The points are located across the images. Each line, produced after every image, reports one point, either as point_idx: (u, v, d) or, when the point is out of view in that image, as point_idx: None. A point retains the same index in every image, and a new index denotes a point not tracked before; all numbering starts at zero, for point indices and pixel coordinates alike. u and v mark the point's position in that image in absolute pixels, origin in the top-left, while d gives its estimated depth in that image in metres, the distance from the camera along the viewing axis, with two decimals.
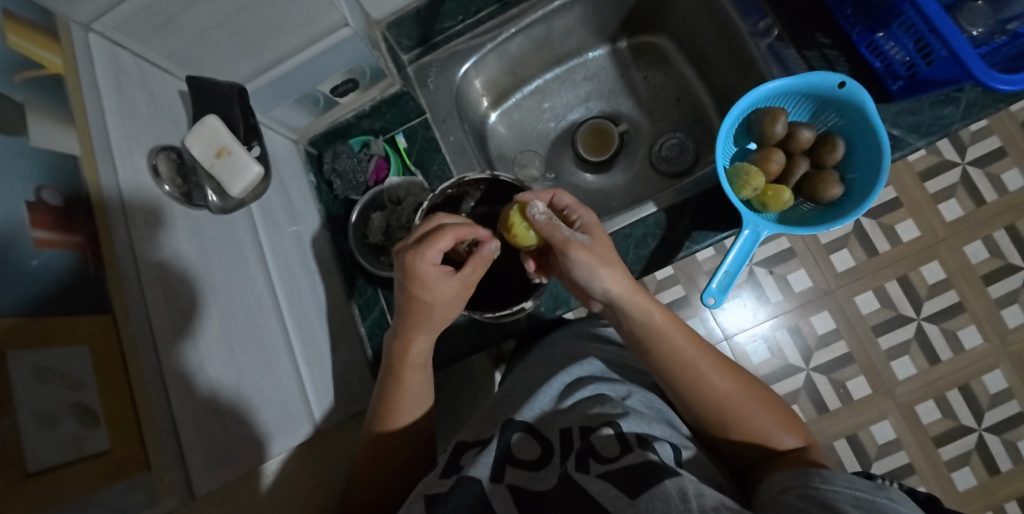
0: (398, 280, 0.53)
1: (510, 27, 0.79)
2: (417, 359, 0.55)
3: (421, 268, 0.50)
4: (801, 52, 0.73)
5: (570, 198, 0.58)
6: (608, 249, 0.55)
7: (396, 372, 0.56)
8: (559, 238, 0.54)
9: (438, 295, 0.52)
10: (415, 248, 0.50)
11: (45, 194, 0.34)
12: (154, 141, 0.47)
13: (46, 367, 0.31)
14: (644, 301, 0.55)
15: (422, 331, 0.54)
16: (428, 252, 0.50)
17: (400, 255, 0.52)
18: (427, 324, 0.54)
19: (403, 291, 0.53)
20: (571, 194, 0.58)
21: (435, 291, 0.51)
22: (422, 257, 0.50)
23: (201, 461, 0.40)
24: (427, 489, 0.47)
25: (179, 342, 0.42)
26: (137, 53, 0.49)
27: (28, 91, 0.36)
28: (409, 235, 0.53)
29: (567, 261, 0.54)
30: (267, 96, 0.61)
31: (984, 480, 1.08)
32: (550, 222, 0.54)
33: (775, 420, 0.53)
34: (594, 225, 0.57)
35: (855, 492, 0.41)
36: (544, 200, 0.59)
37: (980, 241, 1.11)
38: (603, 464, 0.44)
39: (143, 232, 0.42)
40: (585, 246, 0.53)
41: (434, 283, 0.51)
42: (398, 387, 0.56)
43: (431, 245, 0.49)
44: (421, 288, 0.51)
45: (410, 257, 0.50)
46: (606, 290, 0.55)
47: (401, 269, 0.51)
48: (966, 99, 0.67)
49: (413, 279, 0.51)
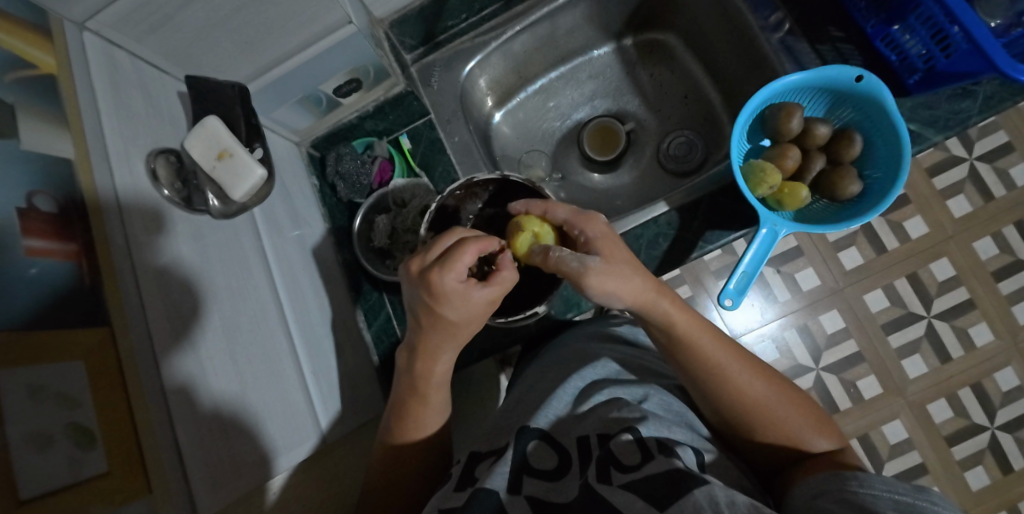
0: (417, 299, 0.50)
1: (514, 25, 0.78)
2: (440, 377, 0.53)
3: (443, 286, 0.47)
4: (813, 46, 0.71)
5: (564, 211, 0.55)
6: (623, 263, 0.52)
7: (420, 392, 0.53)
8: (568, 272, 0.50)
9: (462, 313, 0.49)
10: (441, 265, 0.47)
11: (37, 201, 0.33)
12: (153, 143, 0.46)
13: (38, 386, 0.29)
14: (663, 306, 0.53)
15: (446, 348, 0.52)
16: (457, 263, 0.47)
17: (421, 273, 0.49)
18: (452, 343, 0.51)
19: (427, 310, 0.49)
20: (566, 207, 0.55)
21: (459, 308, 0.48)
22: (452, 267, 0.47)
23: (204, 481, 0.38)
24: (441, 504, 0.45)
25: (181, 356, 0.40)
26: (134, 53, 0.47)
27: (18, 91, 0.34)
28: (427, 251, 0.50)
29: (586, 290, 0.51)
30: (268, 97, 0.60)
31: (998, 480, 1.06)
32: (551, 256, 0.51)
33: (807, 422, 0.51)
34: (599, 235, 0.53)
35: (896, 496, 0.39)
36: (538, 215, 0.56)
37: (990, 237, 1.10)
38: (626, 474, 0.43)
39: (143, 240, 0.40)
40: (598, 271, 0.50)
41: (460, 300, 0.48)
42: (405, 405, 0.54)
43: (456, 260, 0.47)
44: (450, 306, 0.48)
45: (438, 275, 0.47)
46: (624, 303, 0.52)
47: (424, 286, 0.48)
48: (984, 93, 0.65)
49: (439, 295, 0.47)
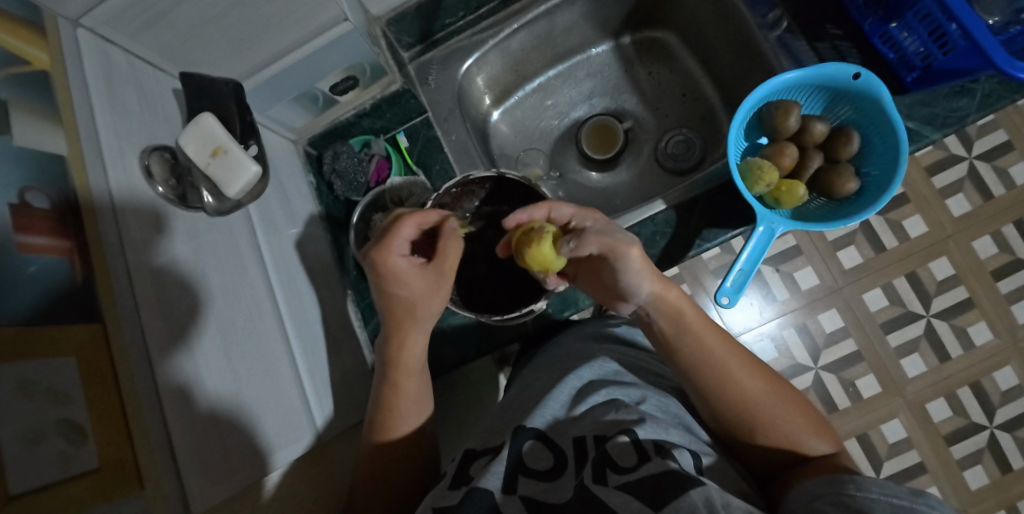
0: (372, 280, 0.54)
1: (512, 23, 0.78)
2: (411, 363, 0.55)
3: (388, 262, 0.51)
4: (812, 43, 0.71)
5: (570, 204, 0.56)
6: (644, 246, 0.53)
7: (391, 379, 0.55)
8: (610, 244, 0.50)
9: (413, 287, 0.53)
10: (380, 246, 0.52)
11: (30, 197, 0.33)
12: (146, 140, 0.46)
13: (29, 381, 0.29)
14: (676, 294, 0.54)
15: (410, 329, 0.55)
16: (392, 244, 0.52)
17: (366, 255, 0.53)
18: (415, 323, 0.54)
19: (381, 293, 0.54)
20: (569, 203, 0.56)
21: (408, 283, 0.52)
22: (386, 249, 0.51)
23: (198, 478, 0.38)
24: (435, 502, 0.45)
25: (174, 353, 0.40)
26: (128, 49, 0.47)
27: (10, 87, 0.34)
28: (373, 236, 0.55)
29: (625, 267, 0.51)
30: (264, 94, 0.60)
31: (997, 479, 1.06)
32: (594, 235, 0.50)
33: (804, 423, 0.51)
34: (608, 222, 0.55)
35: (893, 499, 0.39)
36: (542, 215, 0.55)
37: (989, 236, 1.10)
38: (622, 475, 0.43)
39: (137, 237, 0.40)
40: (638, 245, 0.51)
41: (405, 275, 0.52)
42: (401, 402, 0.54)
43: (393, 235, 0.51)
44: (398, 285, 0.52)
45: (375, 253, 0.52)
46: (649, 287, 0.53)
47: (370, 271, 0.53)
48: (982, 91, 0.65)
49: (384, 276, 0.52)
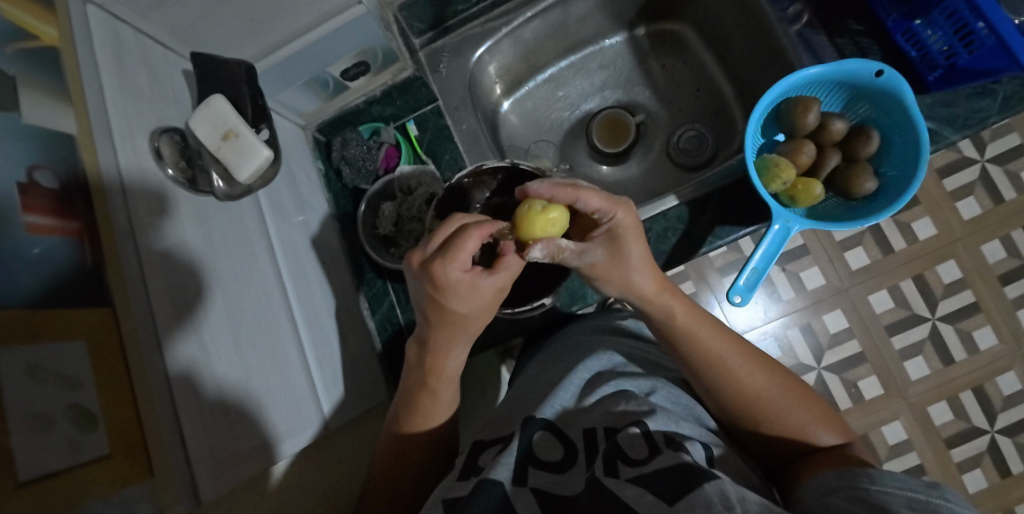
0: (423, 291, 0.48)
1: (525, 11, 0.76)
2: (450, 373, 0.53)
3: (449, 277, 0.45)
4: (832, 39, 0.69)
5: (597, 202, 0.49)
6: (634, 258, 0.51)
7: (428, 386, 0.53)
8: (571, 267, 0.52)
9: (471, 302, 0.47)
10: (442, 256, 0.45)
11: (39, 176, 0.32)
12: (156, 122, 0.45)
13: (38, 366, 0.28)
14: (668, 300, 0.53)
15: (457, 344, 0.51)
16: (456, 258, 0.45)
17: (423, 265, 0.47)
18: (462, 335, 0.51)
19: (429, 302, 0.48)
20: (600, 195, 0.49)
21: (469, 298, 0.47)
22: (453, 265, 0.44)
23: (207, 467, 0.38)
24: (445, 493, 0.44)
25: (182, 338, 0.39)
26: (139, 28, 0.46)
27: (20, 63, 0.33)
28: (427, 242, 0.48)
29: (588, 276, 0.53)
30: (274, 78, 0.59)
31: (996, 483, 1.06)
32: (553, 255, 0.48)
33: (811, 415, 0.50)
34: (629, 226, 0.51)
35: (909, 493, 0.38)
36: (566, 201, 0.49)
37: (998, 241, 1.09)
38: (633, 468, 0.42)
39: (146, 221, 0.39)
40: (601, 266, 0.51)
41: (466, 290, 0.46)
42: (430, 400, 0.53)
43: (459, 250, 0.44)
44: (454, 298, 0.47)
45: (437, 265, 0.45)
46: (637, 285, 0.52)
47: (426, 278, 0.46)
48: (1004, 93, 0.63)
49: (443, 290, 0.46)
